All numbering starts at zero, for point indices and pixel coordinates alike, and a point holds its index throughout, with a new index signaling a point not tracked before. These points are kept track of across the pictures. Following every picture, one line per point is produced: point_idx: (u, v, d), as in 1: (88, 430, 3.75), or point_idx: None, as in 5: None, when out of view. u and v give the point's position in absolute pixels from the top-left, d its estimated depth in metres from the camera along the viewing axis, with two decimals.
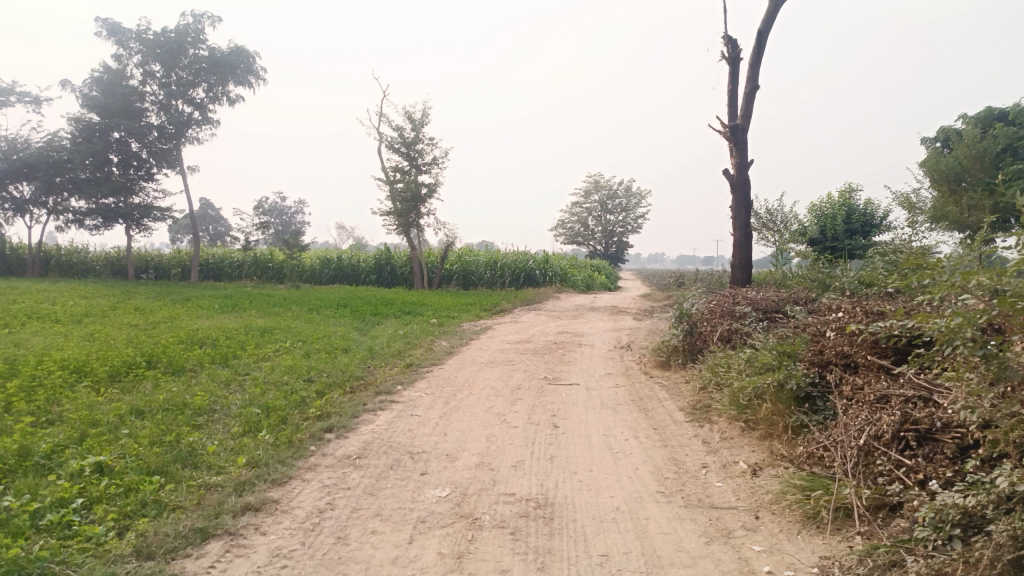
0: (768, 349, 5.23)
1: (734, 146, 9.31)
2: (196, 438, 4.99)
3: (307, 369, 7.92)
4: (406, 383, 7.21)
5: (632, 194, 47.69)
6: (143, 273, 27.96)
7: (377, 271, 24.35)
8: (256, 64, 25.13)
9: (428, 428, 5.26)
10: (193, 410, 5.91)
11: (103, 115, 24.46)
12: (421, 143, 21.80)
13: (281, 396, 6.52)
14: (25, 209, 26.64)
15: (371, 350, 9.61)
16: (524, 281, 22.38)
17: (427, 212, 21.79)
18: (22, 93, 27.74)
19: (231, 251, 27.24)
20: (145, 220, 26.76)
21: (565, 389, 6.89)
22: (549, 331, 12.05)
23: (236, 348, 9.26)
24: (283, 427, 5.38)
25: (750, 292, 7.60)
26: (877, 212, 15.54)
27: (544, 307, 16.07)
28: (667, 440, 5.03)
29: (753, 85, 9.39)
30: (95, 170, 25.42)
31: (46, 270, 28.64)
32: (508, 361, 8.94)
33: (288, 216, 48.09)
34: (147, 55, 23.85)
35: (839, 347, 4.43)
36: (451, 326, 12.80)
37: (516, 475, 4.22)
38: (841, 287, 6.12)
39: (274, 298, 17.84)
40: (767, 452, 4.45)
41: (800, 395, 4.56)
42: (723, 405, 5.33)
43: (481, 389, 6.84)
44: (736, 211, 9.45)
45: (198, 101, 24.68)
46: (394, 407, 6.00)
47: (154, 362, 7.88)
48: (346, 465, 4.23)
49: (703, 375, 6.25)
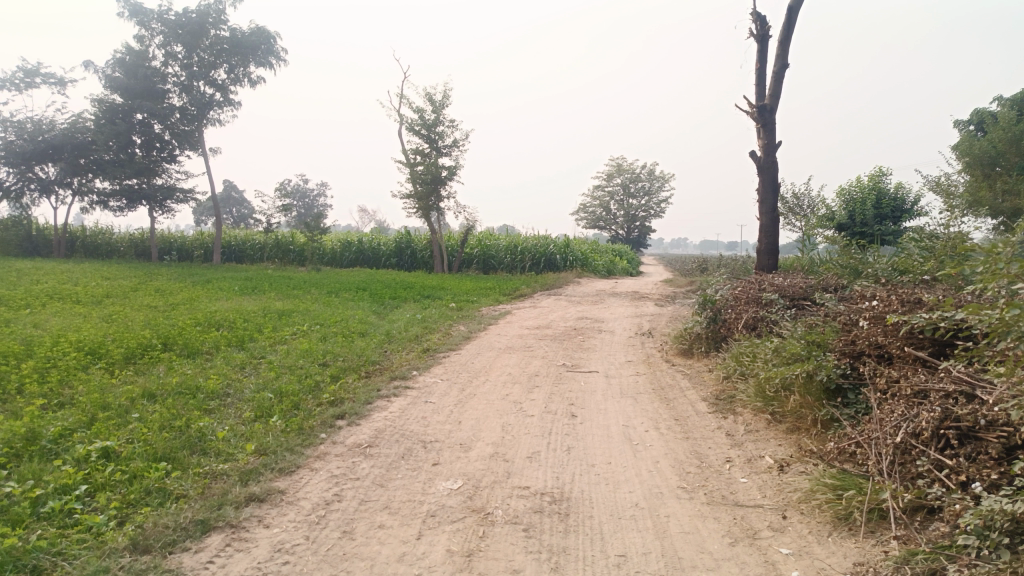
0: (796, 339, 5.01)
1: (762, 127, 9.01)
2: (207, 423, 4.90)
3: (323, 353, 7.83)
4: (422, 368, 7.08)
5: (655, 177, 47.12)
6: (167, 254, 28.16)
7: (397, 254, 24.27)
8: (277, 45, 25.02)
9: (442, 416, 5.11)
10: (206, 395, 5.83)
11: (126, 97, 24.55)
12: (441, 125, 21.60)
13: (295, 380, 6.42)
14: (50, 191, 26.91)
15: (388, 335, 9.50)
16: (545, 265, 22.19)
17: (448, 195, 21.62)
18: (48, 75, 27.95)
19: (253, 234, 27.33)
20: (168, 202, 26.90)
21: (584, 377, 6.72)
22: (569, 316, 11.86)
23: (252, 330, 9.19)
24: (295, 412, 5.27)
25: (777, 278, 7.36)
26: (908, 197, 15.10)
27: (564, 292, 15.87)
28: (689, 432, 4.84)
29: (782, 64, 9.06)
30: (119, 152, 25.56)
31: (72, 251, 28.95)
32: (526, 346, 8.79)
33: (310, 199, 48.22)
34: (169, 36, 23.86)
35: (872, 337, 4.21)
36: (470, 311, 12.66)
37: (531, 466, 4.07)
38: (874, 274, 5.85)
39: (293, 280, 17.81)
40: (796, 446, 4.25)
41: (831, 388, 4.34)
42: (748, 396, 5.13)
43: (498, 376, 6.68)
44: (762, 194, 9.17)
45: (219, 83, 24.65)
46: (408, 393, 5.87)
47: (170, 344, 7.82)
48: (356, 454, 4.10)
49: (728, 365, 6.05)
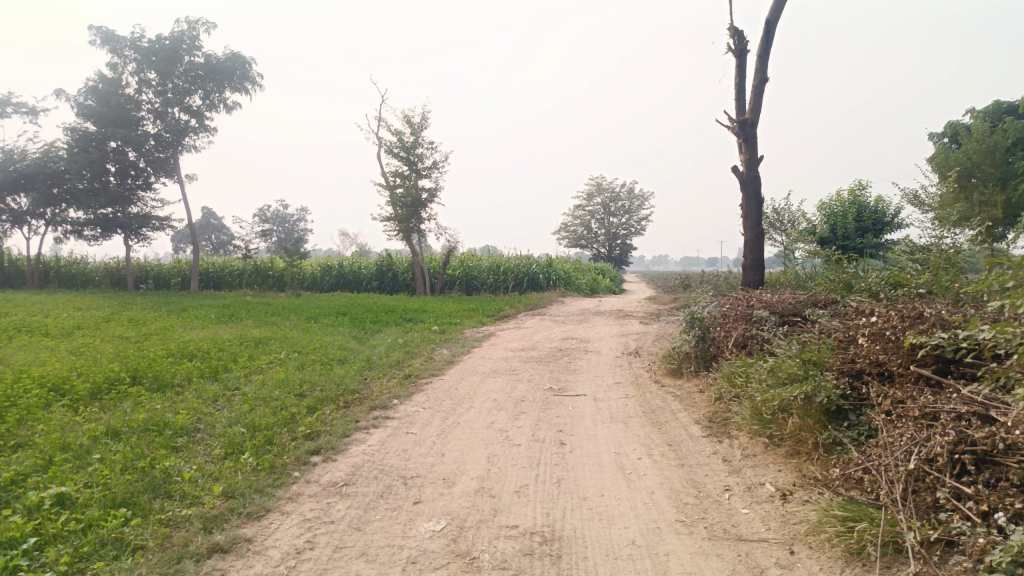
0: (791, 357, 4.83)
1: (744, 142, 8.91)
2: (173, 463, 4.60)
3: (300, 383, 7.53)
4: (404, 396, 6.81)
5: (635, 196, 47.29)
6: (143, 283, 27.66)
7: (379, 277, 23.98)
8: (253, 70, 24.81)
9: (424, 448, 4.85)
10: (175, 431, 5.51)
11: (99, 124, 24.19)
12: (421, 147, 21.46)
13: (270, 412, 6.12)
14: (22, 221, 26.37)
15: (368, 361, 9.22)
16: (528, 285, 22.01)
17: (428, 217, 21.42)
18: (19, 103, 27.53)
19: (231, 260, 26.93)
20: (143, 230, 26.45)
21: (572, 401, 6.48)
22: (553, 337, 11.64)
23: (227, 360, 8.87)
24: (268, 448, 4.98)
25: (765, 293, 7.21)
26: (888, 209, 15.11)
27: (548, 312, 15.66)
28: (684, 458, 4.62)
29: (762, 77, 8.99)
30: (93, 180, 25.11)
31: (46, 282, 28.32)
32: (511, 369, 8.54)
33: (290, 223, 47.79)
34: (142, 63, 23.58)
35: (872, 354, 4.04)
36: (453, 333, 12.41)
37: (519, 502, 3.82)
38: (866, 288, 5.70)
39: (272, 307, 17.50)
40: (797, 473, 4.04)
41: (831, 409, 4.15)
42: (744, 419, 4.92)
43: (482, 403, 6.43)
44: (746, 209, 9.05)
45: (195, 109, 24.37)
46: (388, 424, 5.60)
47: (139, 377, 7.48)
48: (331, 494, 3.82)
49: (721, 385, 5.85)
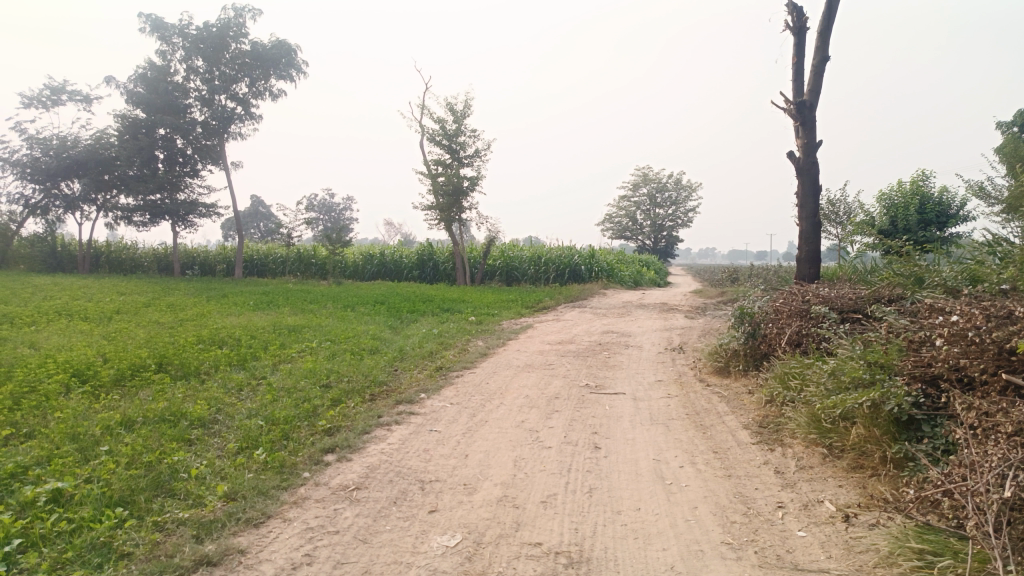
0: (855, 358, 4.35)
1: (801, 126, 8.32)
2: (182, 458, 4.35)
3: (328, 373, 7.27)
4: (432, 390, 6.49)
5: (682, 187, 46.27)
6: (189, 269, 28.04)
7: (420, 267, 23.78)
8: (298, 58, 24.78)
9: (447, 449, 4.51)
10: (192, 423, 5.30)
11: (148, 112, 24.50)
12: (463, 135, 21.15)
13: (291, 404, 5.86)
14: (75, 207, 26.93)
15: (401, 352, 8.93)
16: (569, 277, 21.54)
17: (470, 206, 21.11)
18: (74, 92, 28.08)
19: (275, 248, 27.08)
20: (190, 217, 26.76)
21: (609, 400, 6.06)
22: (593, 330, 11.19)
23: (257, 349, 8.67)
24: (283, 444, 4.69)
25: (822, 288, 6.68)
26: (953, 201, 14.22)
27: (589, 304, 15.21)
28: (731, 469, 4.18)
29: (822, 56, 8.38)
30: (142, 168, 25.47)
31: (97, 266, 28.90)
32: (547, 364, 8.17)
33: (335, 213, 48.04)
34: (190, 51, 23.76)
35: (951, 359, 3.56)
36: (490, 325, 12.07)
37: (545, 515, 3.45)
38: (940, 282, 5.14)
39: (310, 295, 17.45)
40: (861, 491, 3.58)
41: (902, 419, 3.68)
42: (799, 426, 4.45)
43: (514, 399, 6.05)
44: (802, 199, 8.47)
45: (241, 96, 24.48)
46: (412, 420, 5.27)
47: (165, 364, 7.31)
48: (340, 499, 3.50)
49: (774, 388, 5.39)
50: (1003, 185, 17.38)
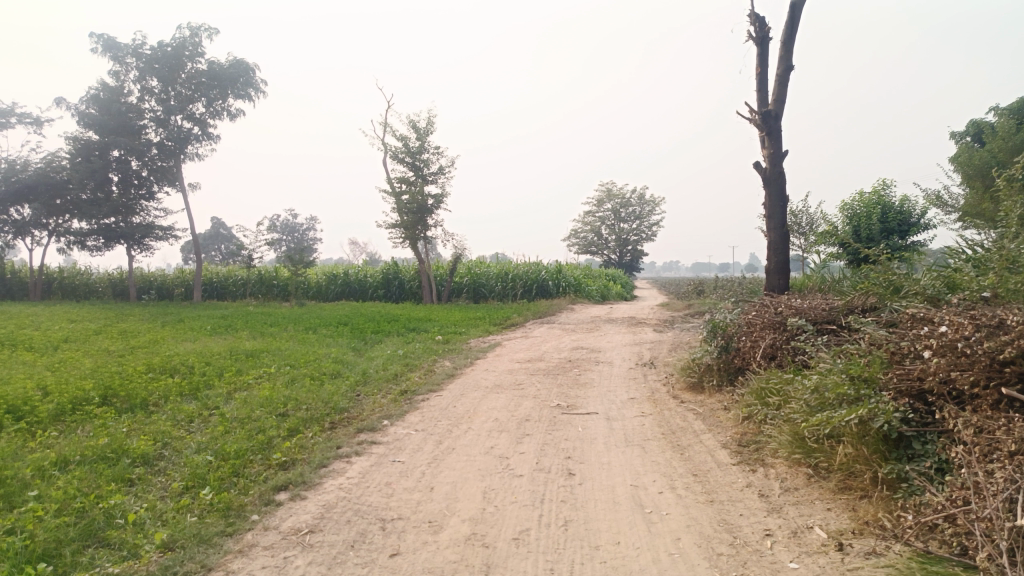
0: (837, 372, 4.17)
1: (767, 136, 8.24)
2: (119, 501, 3.98)
3: (285, 400, 6.90)
4: (396, 416, 6.17)
5: (645, 202, 46.60)
6: (145, 293, 27.20)
7: (385, 286, 23.38)
8: (257, 77, 24.32)
9: (411, 481, 4.20)
10: (134, 461, 4.91)
11: (101, 133, 23.77)
12: (427, 152, 20.89)
13: (244, 436, 5.49)
14: (25, 232, 25.97)
15: (364, 375, 8.58)
16: (537, 293, 21.37)
17: (434, 224, 20.83)
18: (24, 114, 27.22)
19: (236, 270, 26.44)
20: (146, 240, 26.00)
21: (581, 421, 5.81)
22: (563, 347, 10.97)
23: (211, 376, 8.25)
24: (233, 482, 4.35)
25: (794, 299, 6.55)
26: (914, 209, 14.34)
27: (558, 320, 15.01)
28: (712, 493, 3.95)
29: (786, 65, 8.33)
30: (95, 190, 24.69)
31: (49, 293, 27.90)
32: (516, 383, 7.90)
33: (299, 233, 47.30)
34: (143, 71, 23.14)
35: (942, 371, 3.39)
36: (457, 344, 11.77)
37: (517, 554, 3.17)
38: (917, 291, 5.01)
39: (271, 317, 16.96)
40: (852, 515, 3.37)
41: (891, 437, 3.49)
42: (782, 445, 4.24)
43: (482, 424, 5.76)
44: (769, 209, 8.37)
45: (198, 116, 23.92)
46: (374, 450, 4.95)
47: (110, 397, 6.85)
48: (290, 545, 3.18)
49: (752, 404, 5.21)
50: (959, 194, 17.66)
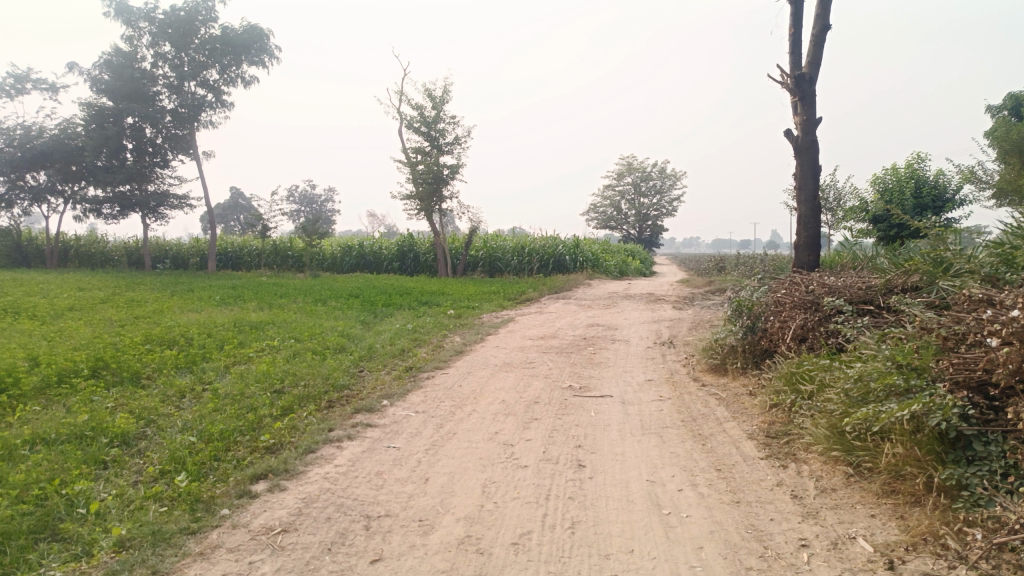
0: (884, 359, 3.70)
1: (799, 101, 7.68)
2: (84, 487, 3.63)
3: (282, 376, 6.54)
4: (397, 396, 5.79)
5: (666, 175, 45.72)
6: (160, 263, 27.06)
7: (400, 258, 23.04)
8: (271, 43, 23.78)
9: (404, 471, 3.82)
10: (112, 441, 4.58)
11: (114, 100, 23.45)
12: (442, 122, 20.37)
13: (233, 414, 5.17)
14: (41, 199, 25.84)
15: (369, 350, 8.22)
16: (553, 267, 20.92)
17: (451, 196, 20.38)
18: (39, 80, 26.96)
19: (250, 240, 26.21)
20: (161, 208, 25.79)
21: (594, 405, 5.40)
22: (578, 323, 10.54)
23: (210, 349, 7.93)
24: (212, 467, 4.01)
25: (827, 276, 6.08)
26: (949, 185, 13.64)
27: (574, 295, 14.59)
28: (739, 492, 3.52)
29: (823, 24, 7.73)
30: (110, 158, 24.44)
31: (65, 261, 27.84)
32: (527, 362, 7.50)
33: (317, 205, 47.01)
34: (157, 36, 22.77)
35: (1014, 362, 2.90)
36: (469, 318, 11.37)
37: (514, 563, 2.78)
38: (971, 267, 4.48)
39: (283, 288, 16.69)
40: (902, 525, 2.93)
41: (949, 436, 3.04)
42: (816, 438, 3.81)
43: (488, 406, 5.36)
44: (800, 180, 7.83)
45: (212, 83, 23.49)
46: (368, 434, 4.57)
47: (100, 369, 6.55)
48: (259, 548, 2.82)
49: (782, 391, 4.78)
50: (994, 171, 16.86)
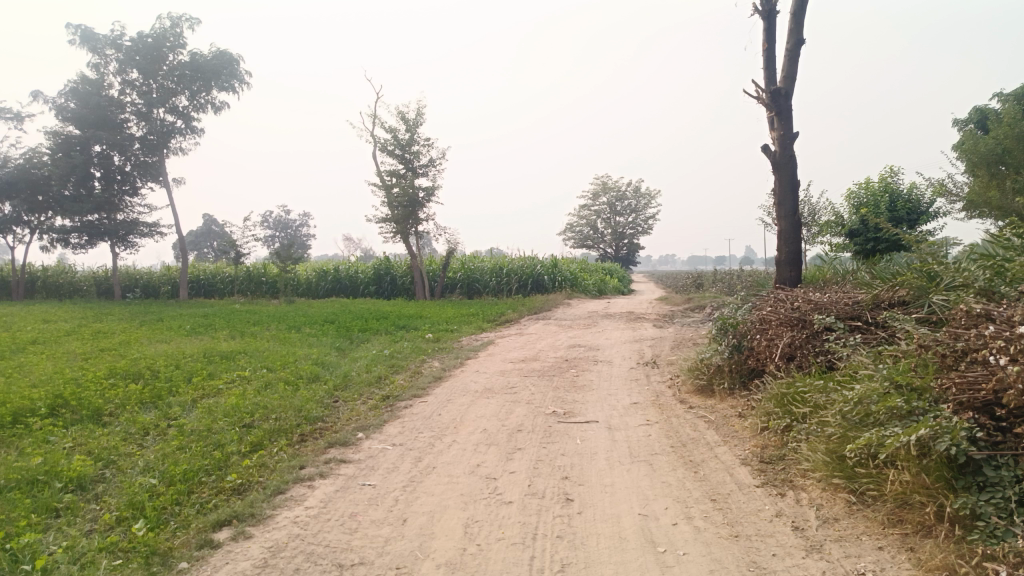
0: (882, 379, 3.55)
1: (776, 116, 7.61)
2: (30, 540, 3.33)
3: (251, 408, 6.24)
4: (372, 427, 5.53)
5: (642, 194, 45.98)
6: (130, 292, 26.46)
7: (377, 282, 22.73)
8: (242, 68, 23.53)
9: (380, 512, 3.57)
10: (66, 486, 4.27)
11: (81, 128, 23.01)
12: (416, 144, 20.23)
13: (199, 453, 4.87)
14: (5, 230, 25.21)
15: (344, 378, 7.93)
16: (532, 288, 20.77)
17: (426, 218, 20.18)
18: (3, 109, 26.41)
19: (223, 267, 25.76)
20: (131, 237, 25.27)
21: (579, 431, 5.20)
22: (559, 344, 10.35)
23: (177, 381, 7.60)
24: (174, 513, 3.72)
25: (812, 292, 5.95)
26: (923, 198, 13.72)
27: (553, 315, 14.41)
28: (738, 525, 3.32)
29: (797, 39, 7.69)
30: (78, 186, 23.94)
31: (32, 293, 27.12)
32: (508, 386, 7.27)
33: (292, 229, 46.54)
34: (124, 63, 22.45)
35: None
36: (447, 342, 11.13)
37: None
38: (963, 280, 4.36)
39: (256, 315, 16.33)
40: (913, 558, 2.76)
41: (958, 461, 2.88)
42: (815, 464, 3.64)
43: (469, 436, 5.13)
44: (780, 196, 7.75)
45: (181, 110, 23.13)
46: (342, 471, 4.31)
47: (59, 407, 6.20)
48: None
49: (773, 413, 4.61)
50: (964, 183, 17.08)
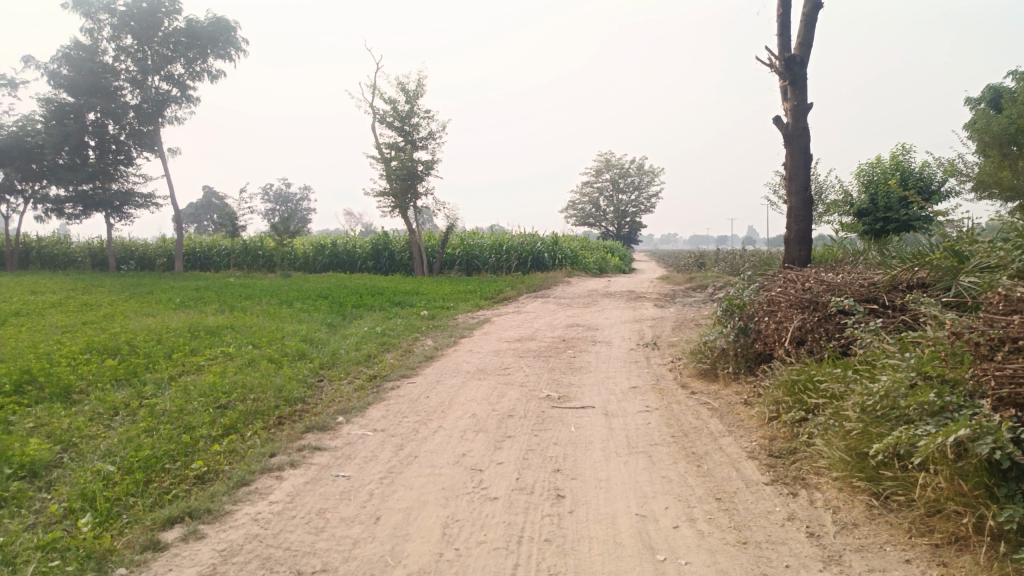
0: (910, 370, 3.20)
1: (790, 85, 7.19)
2: None
3: (229, 387, 5.89)
4: (355, 411, 5.20)
5: (646, 171, 45.40)
6: (125, 263, 26.11)
7: (374, 257, 22.35)
8: (239, 36, 22.91)
9: (351, 509, 3.24)
10: (16, 471, 3.94)
11: (74, 95, 22.47)
12: (416, 116, 19.73)
13: (165, 436, 4.53)
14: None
15: (332, 356, 7.59)
16: (532, 265, 20.38)
17: (426, 192, 19.74)
18: None
19: (219, 240, 25.36)
20: (125, 208, 24.84)
21: (574, 418, 4.86)
22: (557, 323, 10.00)
23: (156, 357, 7.24)
24: (126, 505, 3.39)
25: (824, 272, 5.57)
26: (934, 177, 13.30)
27: (552, 293, 14.06)
28: (746, 529, 2.99)
29: (814, 3, 7.24)
30: (72, 155, 23.48)
31: (26, 263, 26.80)
32: (501, 367, 6.94)
33: (292, 203, 46.06)
34: (118, 28, 21.85)
35: None
36: (443, 319, 10.79)
37: None
38: (999, 262, 3.98)
39: (249, 289, 15.98)
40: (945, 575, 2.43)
41: (999, 466, 2.54)
42: (831, 461, 3.32)
43: (456, 422, 4.79)
44: (791, 170, 7.34)
45: (176, 77, 22.57)
46: (316, 461, 3.98)
47: (24, 385, 5.86)
48: None
49: (783, 401, 4.26)
50: (975, 163, 16.65)
